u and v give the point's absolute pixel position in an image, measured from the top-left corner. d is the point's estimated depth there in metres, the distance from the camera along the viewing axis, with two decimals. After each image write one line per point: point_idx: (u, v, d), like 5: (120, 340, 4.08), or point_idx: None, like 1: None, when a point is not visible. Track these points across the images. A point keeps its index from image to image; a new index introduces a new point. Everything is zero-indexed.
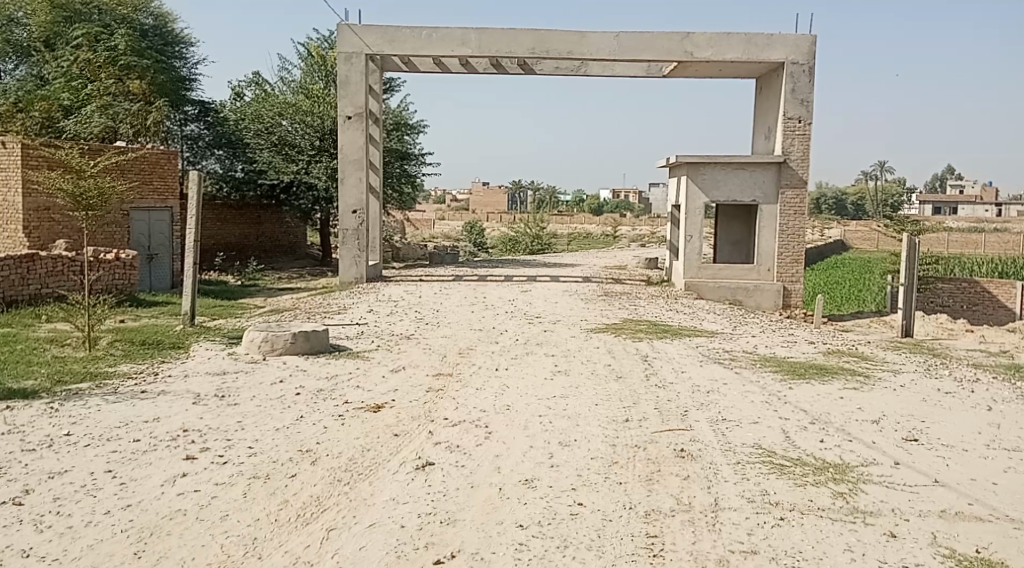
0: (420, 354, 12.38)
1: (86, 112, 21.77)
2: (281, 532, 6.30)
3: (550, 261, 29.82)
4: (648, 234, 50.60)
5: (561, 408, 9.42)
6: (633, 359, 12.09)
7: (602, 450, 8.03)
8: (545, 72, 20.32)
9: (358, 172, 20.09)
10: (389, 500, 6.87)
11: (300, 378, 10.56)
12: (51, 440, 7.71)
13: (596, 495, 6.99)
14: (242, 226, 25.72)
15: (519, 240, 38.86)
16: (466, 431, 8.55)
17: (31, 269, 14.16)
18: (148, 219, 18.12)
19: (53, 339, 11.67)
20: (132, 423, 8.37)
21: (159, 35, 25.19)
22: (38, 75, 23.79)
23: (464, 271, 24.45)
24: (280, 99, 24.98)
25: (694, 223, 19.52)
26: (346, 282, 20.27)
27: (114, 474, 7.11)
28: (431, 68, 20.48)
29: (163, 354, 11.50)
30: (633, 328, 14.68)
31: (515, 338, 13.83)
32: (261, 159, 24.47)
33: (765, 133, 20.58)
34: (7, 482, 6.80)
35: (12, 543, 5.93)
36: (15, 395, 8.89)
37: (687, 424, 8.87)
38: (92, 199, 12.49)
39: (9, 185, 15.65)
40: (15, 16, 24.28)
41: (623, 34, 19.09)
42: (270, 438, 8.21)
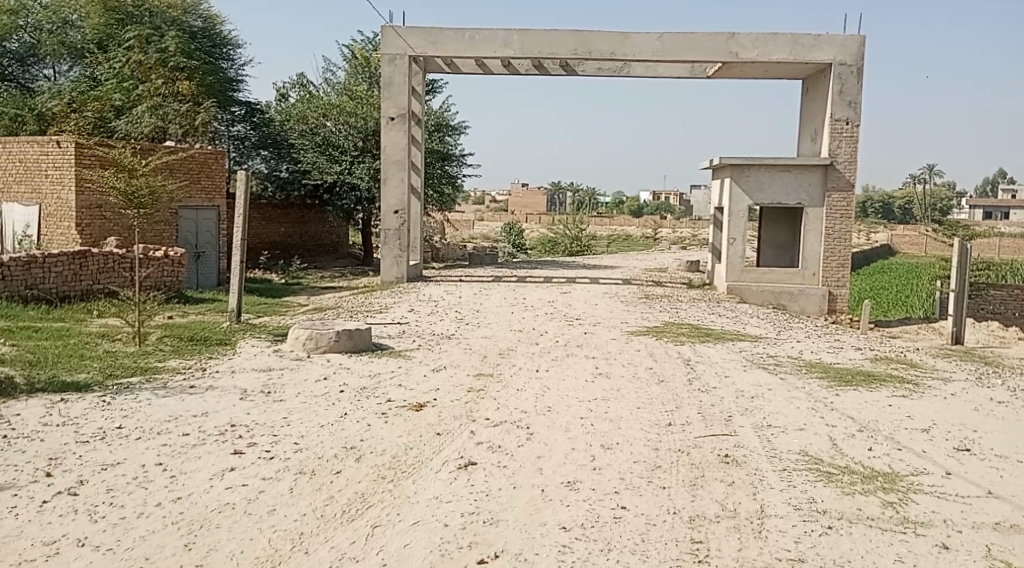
0: (460, 353, 12.42)
1: (137, 112, 22.13)
2: (327, 528, 6.36)
3: (591, 263, 29.76)
4: (689, 237, 50.31)
5: (602, 411, 9.39)
6: (675, 363, 12.02)
7: (645, 454, 7.98)
8: (588, 73, 20.25)
9: (400, 173, 20.24)
10: (432, 499, 6.90)
11: (343, 376, 10.66)
12: (104, 432, 7.87)
13: (639, 500, 6.96)
14: (286, 226, 26.00)
15: (558, 242, 38.96)
16: (507, 432, 8.56)
17: (83, 265, 14.46)
18: (195, 218, 18.39)
19: (104, 335, 11.90)
20: (181, 417, 8.51)
21: (207, 37, 25.57)
22: (91, 75, 24.27)
23: (504, 272, 24.49)
24: (324, 101, 25.31)
25: (737, 226, 19.34)
26: (387, 282, 20.38)
27: (164, 467, 7.24)
28: (474, 69, 20.55)
29: (210, 350, 11.67)
30: (675, 332, 14.59)
31: (555, 339, 13.82)
32: (306, 159, 24.78)
33: (811, 135, 20.36)
34: (62, 473, 6.95)
35: (67, 532, 6.06)
36: (69, 388, 9.08)
37: (731, 429, 8.80)
38: (144, 198, 12.71)
39: (63, 183, 16.00)
40: (70, 19, 25.01)
41: (667, 35, 18.97)
42: (315, 435, 8.29)
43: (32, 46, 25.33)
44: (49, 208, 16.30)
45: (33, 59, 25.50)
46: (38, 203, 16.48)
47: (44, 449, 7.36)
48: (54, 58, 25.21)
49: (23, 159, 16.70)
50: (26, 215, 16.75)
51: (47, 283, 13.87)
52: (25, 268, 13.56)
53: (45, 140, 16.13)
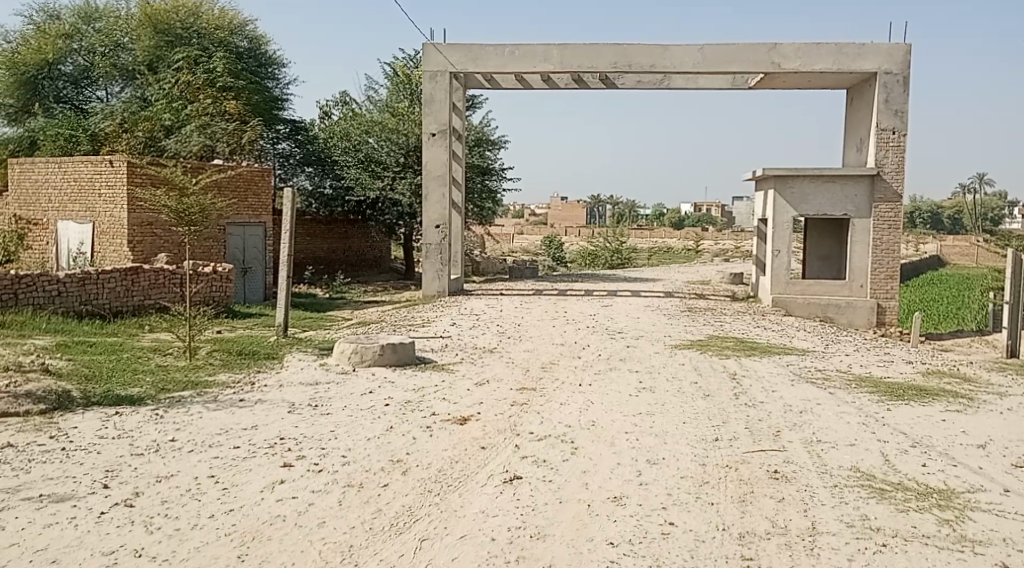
0: (503, 367, 12.45)
1: (186, 132, 22.25)
2: (376, 541, 6.40)
3: (633, 276, 29.64)
4: (733, 249, 49.85)
5: (648, 425, 9.34)
6: (721, 377, 11.91)
7: (693, 470, 7.93)
8: (628, 86, 20.25)
9: (441, 188, 20.38)
10: (478, 513, 6.93)
11: (389, 390, 10.73)
12: (158, 445, 8.02)
13: (688, 515, 6.92)
14: (330, 241, 26.15)
15: (599, 255, 38.93)
16: (552, 446, 8.56)
17: (135, 281, 14.75)
18: (243, 234, 18.70)
19: (155, 349, 12.11)
20: (231, 430, 8.65)
21: (253, 57, 26.29)
22: (141, 96, 24.82)
23: (546, 286, 24.53)
24: (367, 118, 25.70)
25: (782, 237, 19.18)
26: (428, 296, 20.54)
27: (216, 480, 7.35)
28: (514, 85, 20.67)
29: (259, 364, 11.86)
30: (720, 345, 14.47)
31: (597, 353, 13.79)
32: (348, 176, 25.12)
33: (857, 145, 20.11)
34: (119, 485, 7.08)
35: (125, 542, 6.13)
36: (124, 402, 9.27)
37: (780, 444, 8.70)
38: (194, 215, 12.97)
39: (115, 201, 16.38)
40: (122, 42, 25.78)
41: (708, 46, 18.89)
42: (362, 448, 8.37)
43: (86, 69, 25.99)
44: (102, 225, 16.65)
45: (86, 82, 26.10)
46: (92, 221, 16.85)
47: (101, 461, 7.52)
48: (106, 80, 25.82)
49: (77, 178, 17.08)
50: (81, 232, 17.10)
51: (101, 298, 14.18)
52: (80, 284, 13.88)
53: (98, 160, 16.56)
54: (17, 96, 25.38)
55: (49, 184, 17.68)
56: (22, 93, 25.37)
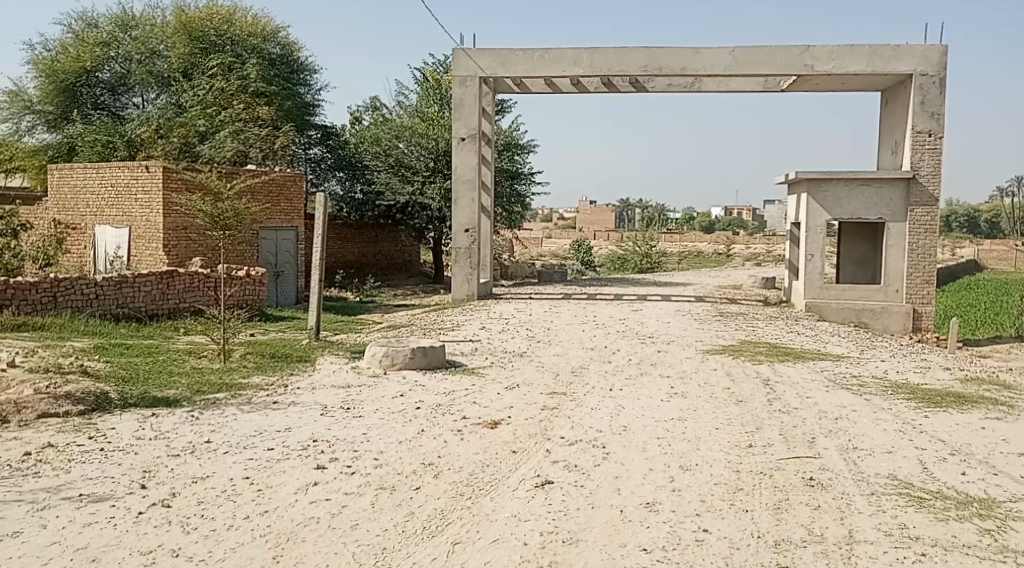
0: (533, 372, 12.44)
1: (220, 137, 22.55)
2: (409, 544, 6.42)
3: (663, 280, 29.52)
4: (765, 253, 49.43)
5: (680, 431, 9.29)
6: (754, 383, 11.81)
7: (726, 476, 7.87)
8: (658, 89, 20.19)
9: (471, 192, 20.42)
10: (511, 517, 6.92)
11: (419, 394, 10.76)
12: (194, 446, 8.10)
13: (722, 522, 6.87)
14: (361, 245, 26.19)
15: (628, 259, 38.81)
16: (583, 451, 8.54)
17: (171, 285, 14.92)
18: (275, 239, 18.85)
19: (191, 352, 12.25)
20: (266, 431, 8.72)
21: (286, 63, 26.30)
22: (176, 103, 25.14)
23: (576, 290, 24.50)
24: (397, 123, 25.91)
25: (815, 241, 19.01)
26: (457, 300, 20.58)
27: (251, 481, 7.41)
28: (543, 89, 20.67)
29: (292, 366, 11.96)
30: (752, 350, 14.35)
31: (628, 358, 13.74)
32: (379, 180, 25.29)
33: (892, 147, 19.89)
34: (156, 485, 7.17)
35: (163, 542, 6.19)
36: (160, 403, 9.38)
37: (815, 451, 8.61)
38: (228, 220, 13.10)
39: (151, 206, 16.60)
40: (157, 49, 26.14)
41: (740, 49, 18.79)
42: (394, 451, 8.41)
43: (122, 76, 26.38)
44: (138, 230, 16.89)
45: (122, 89, 26.61)
46: (128, 226, 17.09)
47: (139, 462, 7.61)
48: (143, 87, 26.21)
49: (115, 183, 17.31)
50: (117, 237, 17.32)
51: (137, 301, 14.37)
52: (117, 286, 14.08)
53: (135, 165, 16.79)
54: (57, 103, 25.85)
55: (87, 190, 17.95)
56: (61, 100, 25.79)
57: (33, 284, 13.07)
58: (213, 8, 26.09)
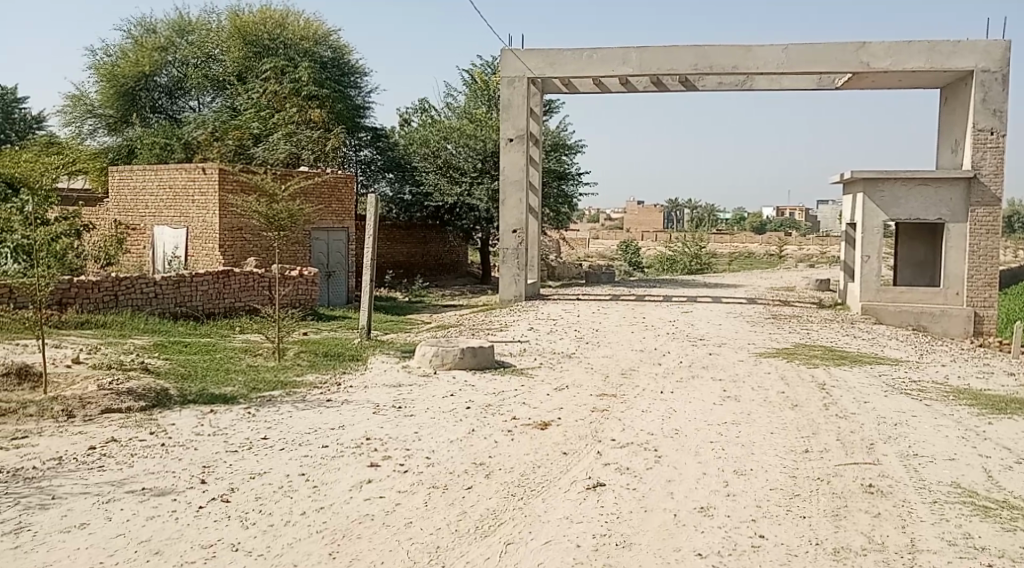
0: (583, 373, 12.40)
1: (274, 140, 23.03)
2: (462, 543, 6.44)
3: (713, 281, 29.22)
4: (818, 254, 48.65)
5: (734, 435, 9.20)
6: (809, 387, 11.64)
7: (782, 481, 7.77)
8: (709, 88, 20.01)
9: (519, 193, 20.42)
10: (563, 518, 6.91)
11: (469, 393, 10.81)
12: (251, 443, 8.22)
13: (779, 528, 6.78)
14: (410, 246, 26.43)
15: (677, 260, 38.50)
16: (635, 454, 8.50)
17: (227, 284, 15.19)
18: (327, 239, 19.07)
19: (246, 349, 12.45)
20: (320, 429, 8.83)
21: (337, 66, 26.28)
22: (231, 106, 25.57)
23: (625, 291, 24.39)
24: (445, 125, 25.97)
25: (872, 242, 18.68)
26: (505, 300, 20.62)
27: (307, 477, 7.51)
28: (591, 89, 20.61)
29: (344, 365, 12.08)
30: (807, 354, 14.14)
31: (679, 360, 13.64)
32: (427, 182, 25.47)
33: (952, 146, 19.47)
34: (215, 480, 7.30)
35: (223, 536, 6.30)
36: (218, 400, 9.54)
37: (874, 457, 8.46)
38: (283, 221, 13.28)
39: (208, 207, 16.90)
40: (213, 54, 26.62)
41: (793, 46, 18.51)
42: (446, 450, 8.45)
43: (179, 80, 26.89)
44: (195, 231, 17.21)
45: (179, 92, 27.13)
46: (186, 227, 17.42)
47: (198, 457, 7.75)
48: (199, 91, 26.70)
49: (172, 185, 17.67)
50: (175, 238, 17.67)
51: (194, 300, 14.65)
52: (175, 286, 14.37)
53: (192, 167, 17.10)
54: (117, 107, 26.46)
55: (146, 191, 18.34)
56: (121, 104, 26.43)
57: (96, 283, 13.39)
58: (267, 12, 26.55)
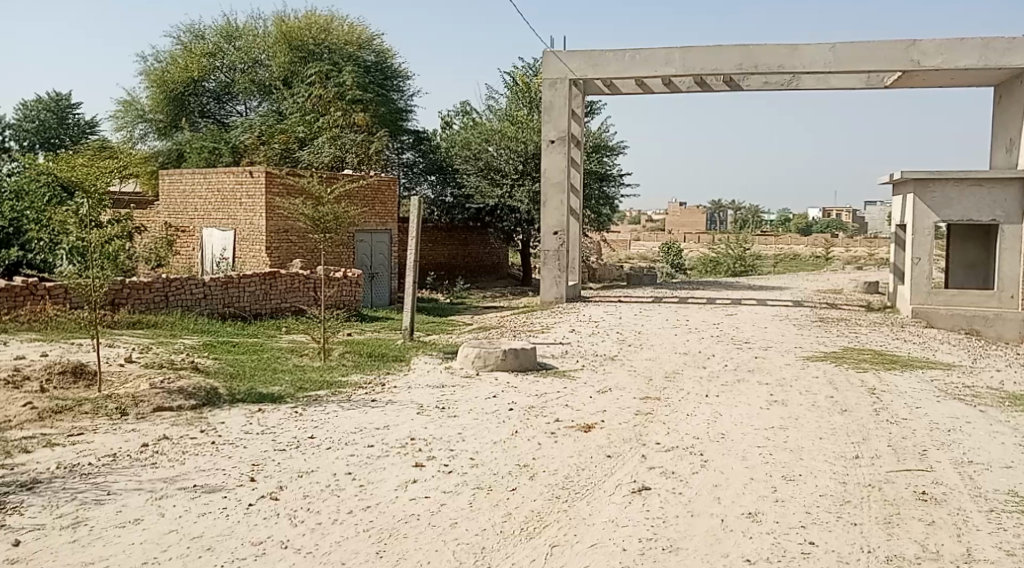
0: (626, 376, 12.36)
1: (318, 144, 23.27)
2: (508, 544, 6.45)
3: (757, 284, 28.91)
4: (865, 257, 47.89)
5: (781, 440, 9.10)
6: (858, 392, 11.46)
7: (832, 487, 7.67)
8: (755, 87, 19.83)
9: (560, 195, 20.38)
10: (608, 522, 6.89)
11: (512, 395, 10.82)
12: (298, 441, 8.32)
13: (829, 535, 6.69)
14: (452, 248, 26.53)
15: (721, 262, 38.16)
16: (681, 458, 8.45)
17: (273, 285, 15.38)
18: (371, 241, 19.22)
19: (293, 350, 12.60)
20: (366, 429, 8.90)
21: (380, 70, 26.33)
22: (277, 110, 25.92)
23: (668, 293, 24.24)
24: (487, 127, 26.03)
25: (922, 244, 18.37)
26: (546, 302, 20.60)
27: (353, 477, 7.57)
28: (634, 90, 20.53)
29: (387, 365, 12.17)
30: (856, 358, 13.92)
31: (724, 363, 13.53)
32: (469, 184, 25.58)
33: (1006, 145, 19.08)
34: (264, 478, 7.40)
35: (272, 534, 6.39)
36: (265, 399, 9.67)
37: (927, 464, 8.32)
38: (329, 223, 13.41)
39: (255, 210, 17.13)
40: (259, 59, 27.08)
41: (840, 45, 18.26)
42: (490, 451, 8.47)
43: (227, 85, 27.33)
44: (242, 233, 17.46)
45: (227, 97, 27.54)
46: (233, 229, 17.68)
47: (247, 455, 7.86)
48: (246, 95, 27.09)
49: (221, 188, 17.93)
50: (223, 239, 17.94)
51: (242, 301, 14.86)
52: (224, 287, 14.59)
53: (239, 171, 17.35)
54: (167, 112, 26.94)
55: (195, 194, 18.64)
56: (170, 109, 26.87)
57: (147, 283, 13.66)
58: (312, 17, 26.86)
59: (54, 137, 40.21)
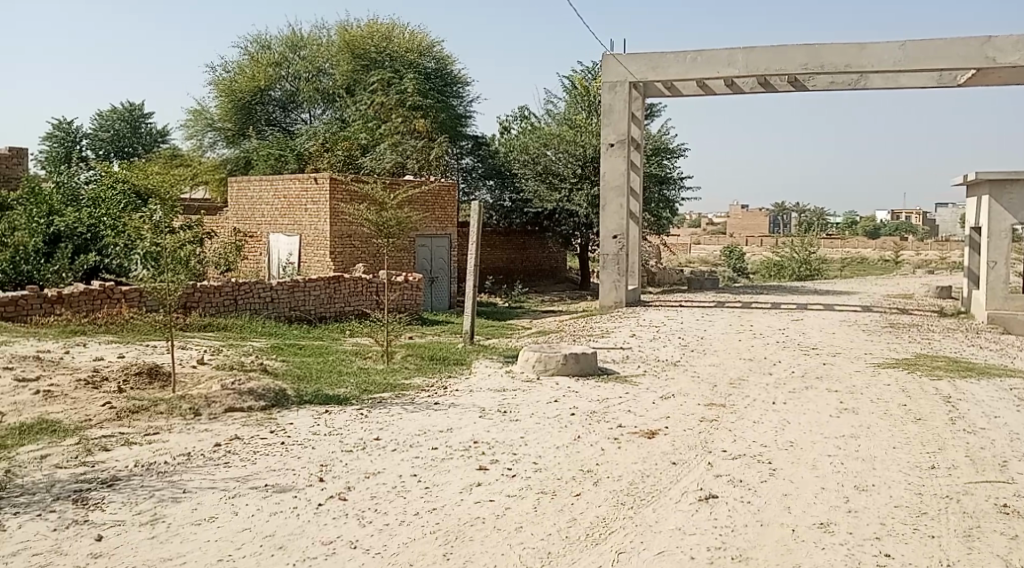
0: (689, 382, 12.24)
1: (380, 150, 23.44)
2: (574, 550, 6.44)
3: (823, 288, 28.40)
4: (936, 260, 46.64)
5: (853, 449, 8.92)
6: (933, 400, 11.17)
7: (907, 498, 7.50)
8: (820, 87, 19.50)
9: (619, 198, 20.29)
10: (676, 530, 6.83)
11: (574, 400, 10.80)
12: (364, 443, 8.43)
13: (906, 548, 6.54)
14: (510, 252, 26.57)
15: (785, 266, 37.58)
16: (748, 466, 8.34)
17: (337, 289, 15.60)
18: (431, 246, 19.37)
19: (357, 352, 12.78)
20: (429, 431, 8.97)
21: (440, 77, 26.67)
22: (340, 118, 26.34)
23: (730, 297, 23.94)
24: (546, 131, 26.00)
25: (998, 247, 17.83)
26: (605, 306, 20.52)
27: (419, 479, 7.64)
28: (696, 91, 20.35)
29: (448, 368, 12.26)
30: (930, 365, 13.58)
31: (791, 370, 13.31)
32: (527, 188, 25.60)
33: None
34: (332, 478, 7.51)
35: (341, 533, 6.48)
36: (331, 401, 9.82)
37: (1008, 476, 8.07)
38: (392, 228, 13.55)
39: (319, 216, 17.40)
40: (323, 68, 27.51)
41: (911, 43, 17.86)
42: (553, 456, 8.46)
43: (292, 93, 27.78)
44: (307, 238, 17.76)
45: (292, 105, 28.00)
46: (299, 234, 17.99)
47: (316, 455, 7.99)
48: (310, 104, 27.55)
49: (287, 194, 18.25)
50: (289, 245, 18.27)
51: (307, 304, 15.11)
52: (290, 291, 14.85)
53: (305, 177, 17.67)
54: (234, 121, 27.54)
55: (262, 200, 19.01)
56: (238, 118, 27.48)
57: (217, 287, 13.96)
58: (374, 25, 27.19)
59: (127, 146, 41.38)
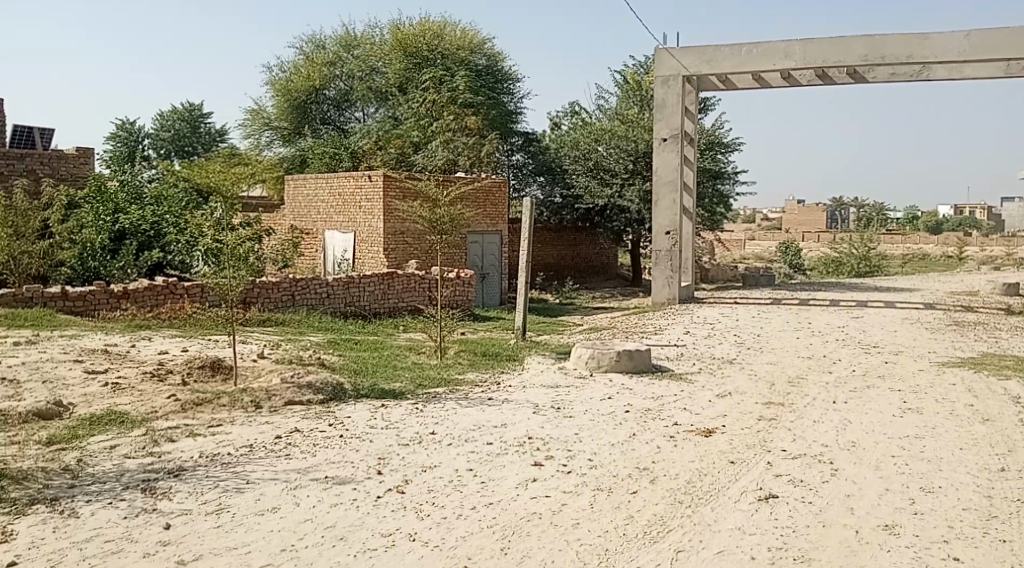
0: (745, 379, 12.12)
1: (432, 148, 23.66)
2: (631, 547, 6.43)
3: (883, 286, 27.85)
4: (1002, 256, 45.36)
5: (917, 450, 8.75)
6: (1001, 400, 10.88)
7: (975, 501, 7.34)
8: (880, 79, 19.12)
9: (672, 194, 20.15)
10: (735, 529, 6.78)
11: (628, 397, 10.77)
12: (421, 437, 8.51)
13: (975, 552, 6.40)
14: (561, 248, 26.71)
15: (843, 262, 36.96)
16: (809, 466, 8.24)
17: (391, 286, 15.75)
18: (482, 242, 19.45)
19: (411, 348, 12.90)
20: (484, 427, 9.01)
21: (491, 74, 26.77)
22: (393, 116, 26.61)
23: (786, 295, 23.62)
24: (597, 126, 25.86)
25: None
26: (658, 303, 20.40)
27: (475, 473, 7.69)
28: (751, 85, 20.10)
29: (501, 364, 12.31)
30: (996, 364, 13.24)
31: (850, 368, 13.10)
32: (578, 184, 25.36)
33: None
34: (390, 471, 7.60)
35: (400, 526, 6.55)
36: (387, 395, 9.94)
37: None
38: (445, 225, 13.64)
39: (373, 212, 17.57)
40: (376, 66, 27.55)
41: (976, 32, 17.45)
42: (608, 453, 8.44)
43: (346, 92, 28.18)
44: (361, 235, 17.96)
45: (346, 104, 28.39)
46: (353, 231, 18.20)
47: (373, 449, 8.09)
48: (364, 102, 27.90)
49: (341, 192, 18.49)
50: (344, 241, 18.50)
51: (362, 300, 15.29)
52: (345, 287, 15.06)
53: (359, 175, 17.86)
54: (291, 120, 28.23)
55: (317, 197, 19.29)
56: (294, 117, 28.18)
57: (274, 283, 14.19)
58: (426, 24, 27.36)
59: (188, 146, 42.42)
